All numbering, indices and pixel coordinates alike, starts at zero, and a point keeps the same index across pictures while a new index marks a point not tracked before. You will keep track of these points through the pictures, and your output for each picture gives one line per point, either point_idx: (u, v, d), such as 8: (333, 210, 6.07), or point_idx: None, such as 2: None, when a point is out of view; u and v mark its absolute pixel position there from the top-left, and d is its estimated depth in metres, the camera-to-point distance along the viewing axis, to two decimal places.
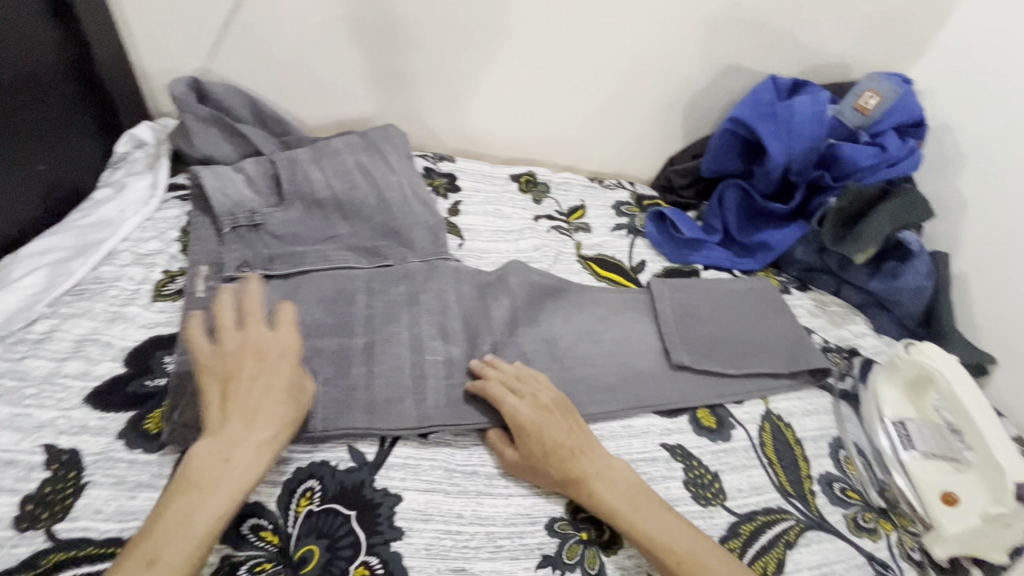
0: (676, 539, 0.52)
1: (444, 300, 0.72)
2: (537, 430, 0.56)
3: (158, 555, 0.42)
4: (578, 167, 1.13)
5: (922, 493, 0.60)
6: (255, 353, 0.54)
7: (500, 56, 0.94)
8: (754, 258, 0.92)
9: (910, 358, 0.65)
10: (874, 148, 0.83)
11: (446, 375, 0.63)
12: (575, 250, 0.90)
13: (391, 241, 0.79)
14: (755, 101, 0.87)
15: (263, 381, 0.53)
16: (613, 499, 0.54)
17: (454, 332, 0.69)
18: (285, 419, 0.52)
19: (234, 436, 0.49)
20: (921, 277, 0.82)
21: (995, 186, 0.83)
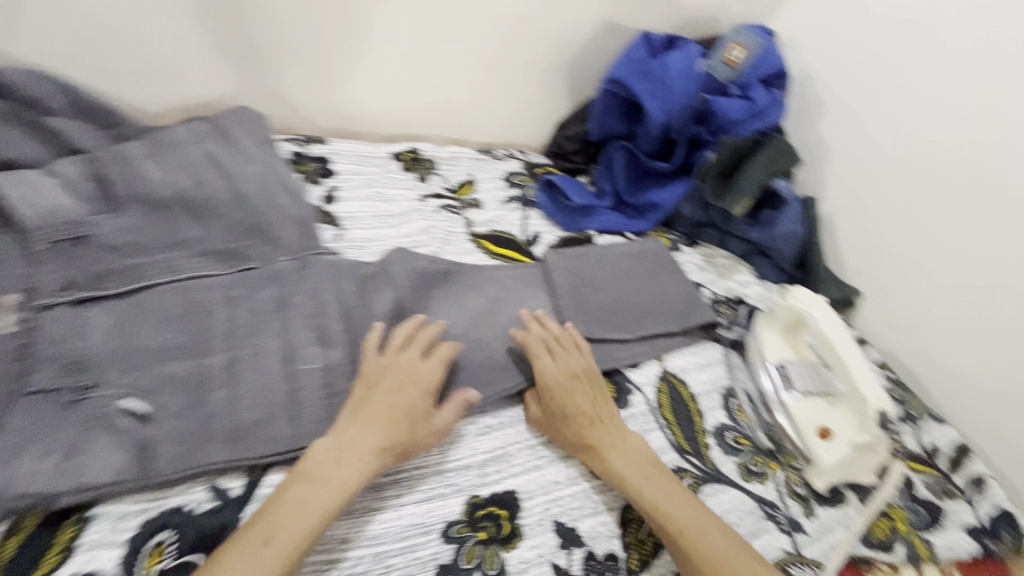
0: (677, 512, 0.53)
1: (320, 301, 0.65)
2: (562, 394, 0.60)
3: (273, 534, 0.46)
4: (466, 139, 1.07)
5: (802, 430, 0.62)
6: (397, 370, 0.57)
7: (361, 21, 0.85)
8: (645, 218, 0.93)
9: (784, 304, 0.69)
10: (743, 101, 0.85)
11: (325, 384, 0.58)
12: (466, 229, 0.85)
13: (255, 241, 0.69)
14: (630, 60, 0.86)
15: (412, 394, 0.56)
16: (625, 467, 0.57)
17: (335, 336, 0.62)
18: (391, 437, 0.53)
19: (352, 437, 0.52)
20: (793, 223, 0.86)
21: (850, 130, 0.88)
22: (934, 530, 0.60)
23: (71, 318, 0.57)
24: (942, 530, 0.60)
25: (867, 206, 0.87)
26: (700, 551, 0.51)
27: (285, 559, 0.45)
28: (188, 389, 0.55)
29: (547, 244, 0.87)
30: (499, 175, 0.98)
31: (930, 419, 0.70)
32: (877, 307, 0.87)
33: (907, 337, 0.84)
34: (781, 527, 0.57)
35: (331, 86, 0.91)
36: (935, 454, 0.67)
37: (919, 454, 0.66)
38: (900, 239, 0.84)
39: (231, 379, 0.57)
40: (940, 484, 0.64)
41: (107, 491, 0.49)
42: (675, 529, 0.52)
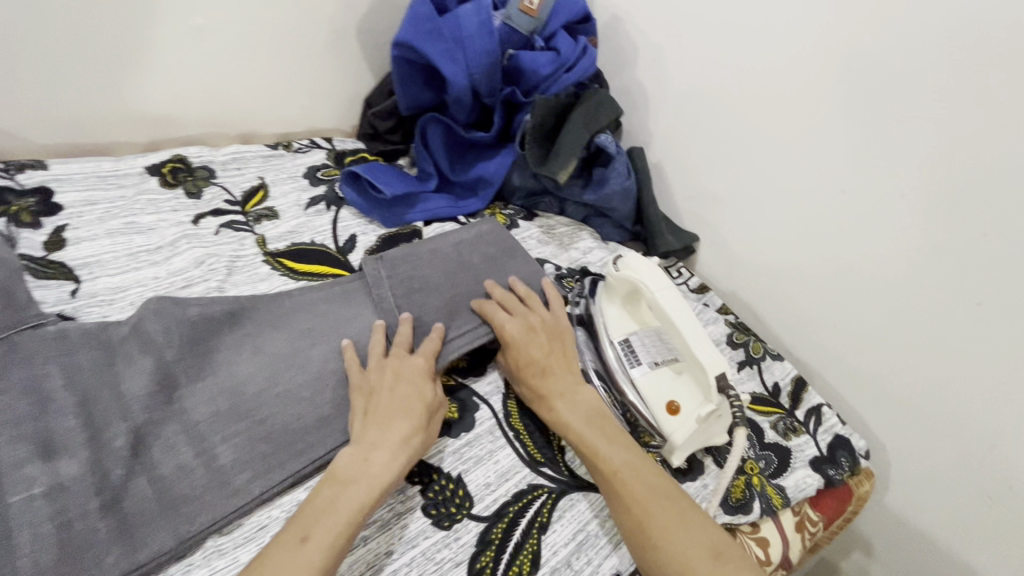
0: (613, 457, 0.51)
1: (40, 395, 0.49)
2: (520, 347, 0.60)
3: (310, 533, 0.44)
4: (257, 134, 0.89)
5: (652, 408, 0.59)
6: (396, 368, 0.55)
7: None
8: (476, 196, 0.84)
9: (618, 275, 0.65)
10: (549, 53, 0.77)
11: (54, 513, 0.44)
12: (258, 248, 0.70)
13: None
14: (414, 18, 0.73)
15: (415, 385, 0.54)
16: (570, 416, 0.55)
17: (68, 440, 0.47)
18: (418, 422, 0.52)
19: (369, 437, 0.51)
20: (623, 178, 0.81)
21: (663, 71, 0.84)
22: (783, 474, 0.61)
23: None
24: (791, 471, 0.61)
25: (688, 147, 0.84)
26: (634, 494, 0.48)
27: (323, 559, 0.42)
28: None
29: (365, 248, 0.74)
30: (298, 172, 0.82)
31: (769, 358, 0.70)
32: (714, 251, 0.86)
33: (741, 278, 0.83)
34: None
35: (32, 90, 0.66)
36: (778, 392, 0.67)
37: (761, 395, 0.67)
38: (721, 178, 0.80)
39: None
40: (786, 424, 0.65)
41: None
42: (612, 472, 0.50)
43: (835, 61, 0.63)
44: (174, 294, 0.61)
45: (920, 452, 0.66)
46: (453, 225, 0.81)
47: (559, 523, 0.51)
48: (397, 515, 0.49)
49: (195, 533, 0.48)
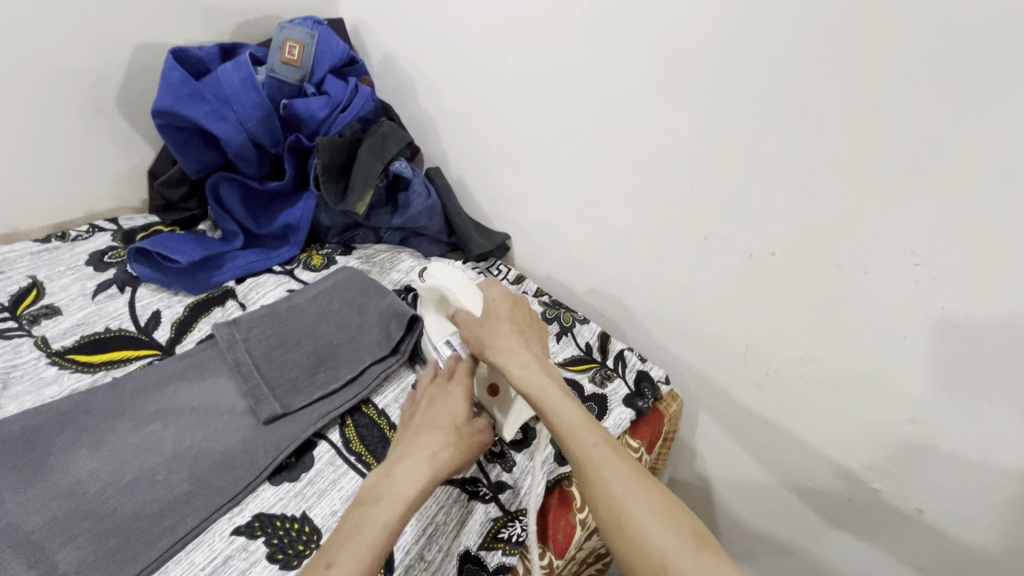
0: (584, 430, 0.50)
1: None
2: (495, 325, 0.59)
3: (334, 557, 0.43)
4: (21, 231, 0.81)
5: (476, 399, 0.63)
6: (432, 395, 0.59)
7: None
8: (289, 243, 0.85)
9: (427, 286, 0.67)
10: (322, 98, 0.81)
11: None
12: (39, 350, 0.64)
13: None
14: (169, 85, 0.73)
15: (447, 408, 0.58)
16: (545, 392, 0.53)
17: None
18: (446, 438, 0.54)
19: (400, 453, 0.53)
20: (425, 198, 0.87)
21: (438, 96, 0.94)
22: (604, 418, 0.70)
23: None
24: (609, 415, 0.70)
25: (477, 158, 0.94)
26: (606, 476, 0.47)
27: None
28: None
29: (171, 321, 0.71)
30: (78, 262, 0.76)
31: (578, 323, 0.81)
32: (524, 244, 0.96)
33: (549, 263, 0.94)
34: (485, 498, 0.59)
35: None
36: (590, 350, 0.79)
37: (578, 356, 0.78)
38: (510, 180, 0.91)
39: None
40: (601, 374, 0.76)
41: None
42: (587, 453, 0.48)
43: (562, 67, 0.76)
44: None
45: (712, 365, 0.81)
46: (267, 276, 0.81)
47: (408, 524, 0.54)
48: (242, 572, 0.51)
49: None
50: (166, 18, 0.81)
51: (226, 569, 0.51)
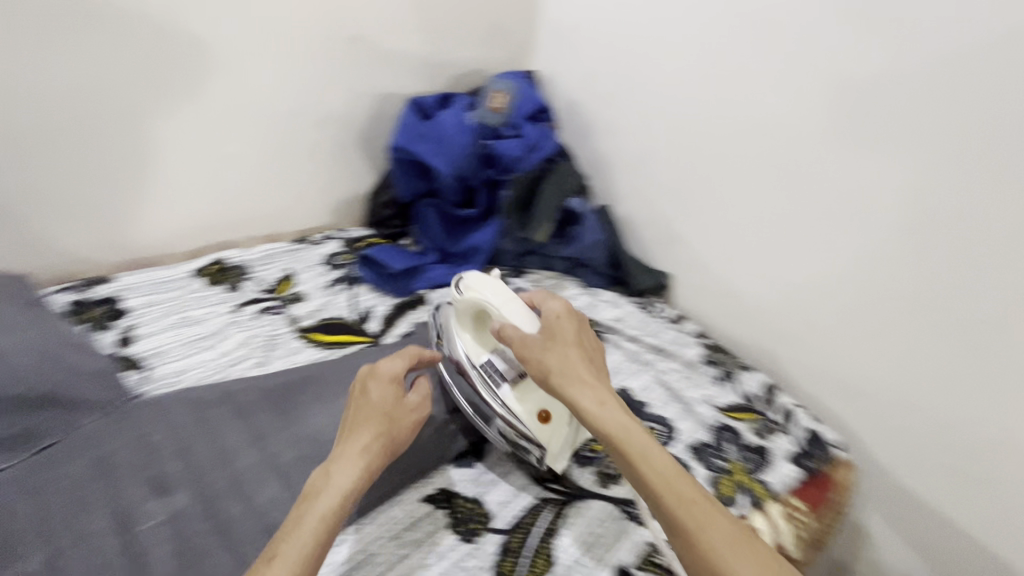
0: (668, 476, 0.49)
1: (148, 447, 0.60)
2: (560, 347, 0.57)
3: (278, 551, 0.43)
4: (280, 234, 1.04)
5: (525, 423, 0.61)
6: (360, 385, 0.54)
7: (130, 152, 0.81)
8: (471, 262, 0.96)
9: (465, 296, 0.64)
10: (517, 138, 0.92)
11: (175, 534, 0.54)
12: (290, 326, 0.82)
13: (51, 411, 0.62)
14: (406, 127, 0.91)
15: (380, 392, 0.53)
16: (620, 430, 0.51)
17: (174, 480, 0.58)
18: (378, 429, 0.51)
19: (333, 448, 0.50)
20: (594, 233, 0.96)
21: (617, 141, 1.02)
22: (766, 471, 0.68)
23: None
24: (773, 468, 0.69)
25: (649, 200, 0.99)
26: (700, 533, 0.46)
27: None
28: None
29: (380, 316, 0.86)
30: (318, 260, 0.95)
31: (741, 370, 0.80)
32: (687, 285, 0.98)
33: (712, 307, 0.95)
34: (639, 521, 0.61)
35: (99, 223, 0.83)
36: (752, 400, 0.77)
37: (739, 404, 0.77)
38: (680, 223, 0.95)
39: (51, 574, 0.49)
40: (762, 425, 0.74)
41: None
42: (676, 505, 0.47)
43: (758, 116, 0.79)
44: (226, 372, 0.72)
45: (888, 437, 0.76)
46: (453, 289, 0.93)
47: (567, 528, 0.59)
48: (427, 536, 0.58)
49: None
50: (405, 72, 1.00)
51: (418, 527, 0.59)
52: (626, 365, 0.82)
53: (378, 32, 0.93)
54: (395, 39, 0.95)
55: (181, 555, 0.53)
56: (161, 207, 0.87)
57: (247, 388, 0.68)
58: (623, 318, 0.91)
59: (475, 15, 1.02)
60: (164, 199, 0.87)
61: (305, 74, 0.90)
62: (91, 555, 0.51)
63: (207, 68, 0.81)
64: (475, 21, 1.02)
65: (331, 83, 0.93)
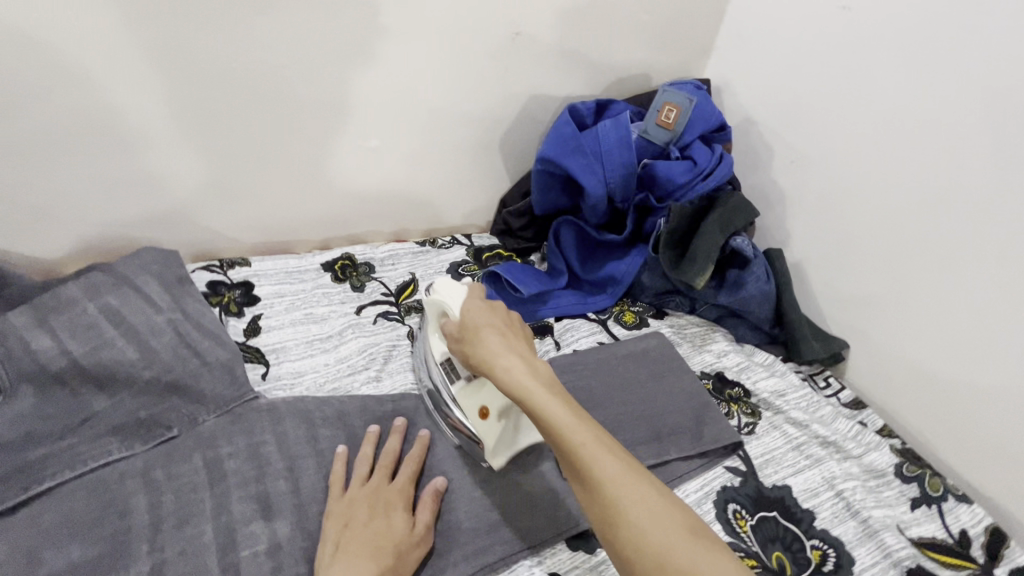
0: (577, 427, 0.44)
1: (259, 459, 0.58)
2: (481, 332, 0.52)
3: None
4: (408, 233, 1.00)
5: (467, 420, 0.60)
6: (372, 500, 0.54)
7: (283, 140, 0.80)
8: (605, 293, 0.86)
9: (432, 298, 0.61)
10: (685, 162, 0.80)
11: (274, 568, 0.51)
12: (409, 338, 0.77)
13: (179, 400, 0.62)
14: (558, 137, 0.80)
15: (387, 522, 0.53)
16: (547, 411, 0.45)
17: (279, 504, 0.55)
18: (383, 564, 0.50)
19: (332, 574, 0.48)
20: (762, 282, 0.79)
21: (804, 174, 0.85)
22: None
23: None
24: None
25: (836, 251, 0.82)
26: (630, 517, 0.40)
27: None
28: None
29: None
30: (442, 268, 0.90)
31: (952, 499, 0.62)
32: (870, 361, 0.80)
33: (904, 395, 0.77)
34: None
35: (244, 204, 0.83)
36: (967, 542, 0.59)
37: (942, 542, 0.59)
38: (878, 285, 0.78)
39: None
40: None
41: None
42: (605, 487, 0.42)
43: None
44: (341, 384, 0.69)
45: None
46: (582, 321, 0.83)
47: None
48: None
49: None
50: (564, 73, 0.90)
51: None
52: (786, 454, 0.67)
53: (543, 28, 0.84)
54: (560, 36, 0.86)
55: None
56: (301, 194, 0.86)
57: (360, 408, 0.64)
58: (784, 391, 0.75)
59: (653, 12, 0.89)
60: (304, 187, 0.86)
61: (460, 72, 0.84)
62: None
63: (366, 59, 0.77)
64: (651, 19, 0.90)
65: (485, 81, 0.86)
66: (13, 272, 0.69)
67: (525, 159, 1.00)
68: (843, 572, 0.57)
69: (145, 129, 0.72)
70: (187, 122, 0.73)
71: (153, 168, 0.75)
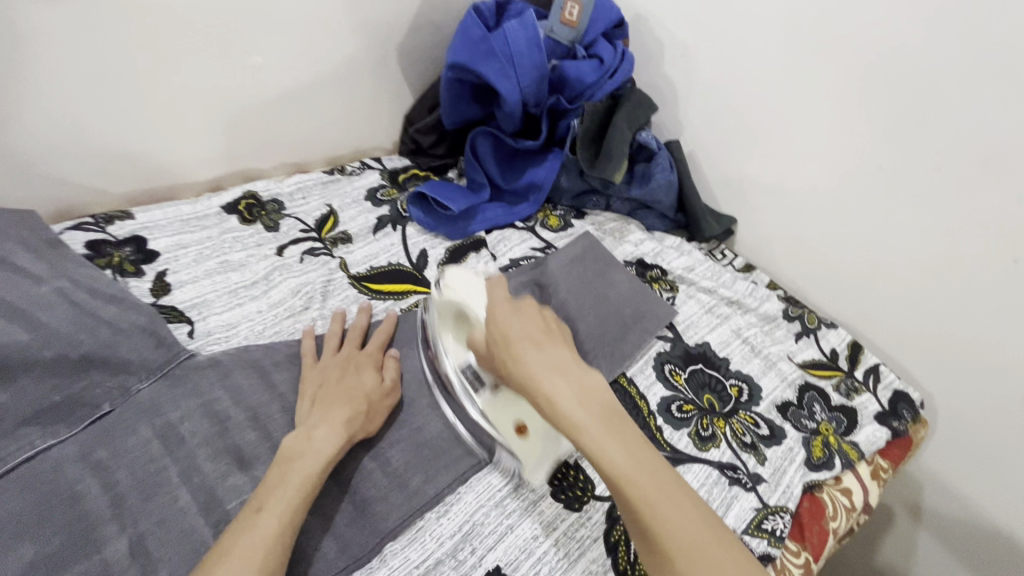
0: (643, 479, 0.41)
1: (217, 415, 0.55)
2: (509, 332, 0.50)
3: (264, 504, 0.45)
4: (309, 164, 0.92)
5: (501, 435, 0.57)
6: (343, 364, 0.59)
7: (138, 66, 0.67)
8: (528, 201, 0.88)
9: (447, 298, 0.59)
10: (592, 61, 0.81)
11: None
12: (343, 271, 0.74)
13: (97, 376, 0.55)
14: (466, 40, 0.77)
15: (360, 379, 0.58)
16: (578, 413, 0.44)
17: (252, 453, 0.53)
18: (357, 407, 0.55)
19: (312, 417, 0.53)
20: (667, 172, 0.87)
21: (690, 67, 0.92)
22: (854, 430, 0.68)
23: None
24: (860, 428, 0.68)
25: (722, 137, 0.92)
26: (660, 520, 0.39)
27: (281, 518, 0.44)
28: None
29: (437, 261, 0.79)
30: (359, 195, 0.85)
31: (824, 327, 0.78)
32: (756, 231, 0.93)
33: (781, 254, 0.91)
34: (746, 486, 0.60)
35: (106, 147, 0.70)
36: (836, 357, 0.75)
37: (819, 360, 0.75)
38: (756, 163, 0.89)
39: (143, 564, 0.45)
40: (847, 384, 0.72)
41: None
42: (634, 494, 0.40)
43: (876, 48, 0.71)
44: (284, 329, 0.65)
45: (963, 388, 0.75)
46: (511, 230, 0.85)
47: None
48: (533, 503, 0.55)
49: (391, 528, 0.51)
50: None
51: (518, 496, 0.56)
52: (702, 317, 0.79)
53: None
54: None
55: None
56: (174, 130, 0.74)
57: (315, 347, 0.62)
58: (693, 267, 0.86)
59: None
60: (177, 120, 0.74)
61: None
62: (180, 540, 0.47)
63: None
64: None
65: None
66: None
67: (424, 71, 0.94)
68: (755, 398, 0.70)
69: None
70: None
71: None
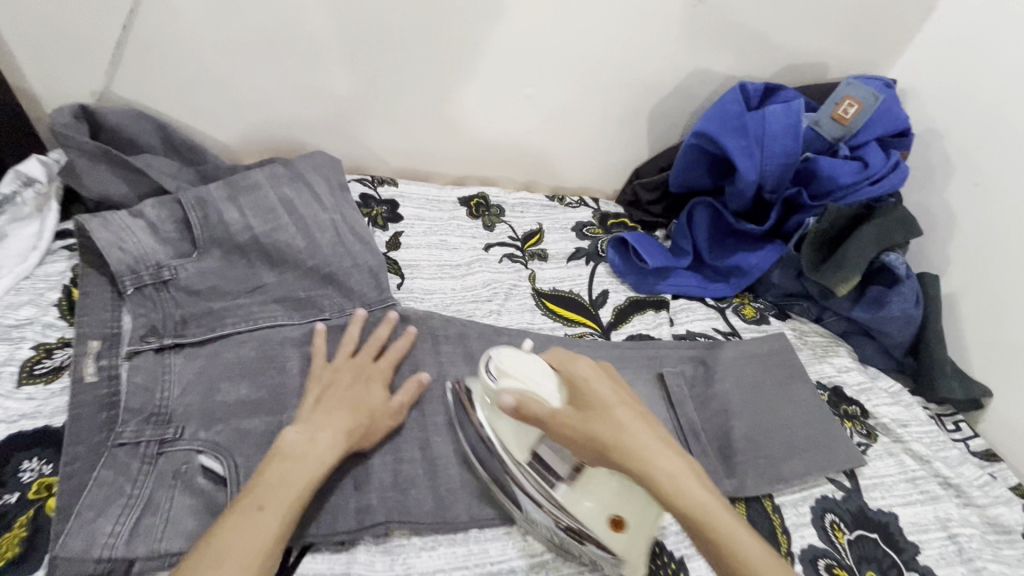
0: (748, 546, 0.41)
1: None
2: (592, 394, 0.49)
3: (265, 502, 0.45)
4: (537, 185, 1.03)
5: (593, 528, 0.52)
6: (355, 370, 0.59)
7: (451, 79, 0.85)
8: (728, 282, 0.84)
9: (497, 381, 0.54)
10: (854, 163, 0.75)
11: (394, 447, 0.58)
12: (530, 282, 0.81)
13: (329, 290, 0.69)
14: (721, 114, 0.78)
15: (370, 392, 0.57)
16: (688, 491, 0.44)
17: None
18: (362, 420, 0.55)
19: (313, 419, 0.53)
20: (909, 305, 0.74)
21: (983, 200, 0.77)
22: None
23: (153, 366, 0.57)
24: None
25: (1000, 290, 0.75)
26: None
27: (278, 524, 0.45)
28: (263, 447, 0.54)
29: (614, 305, 0.80)
30: (568, 225, 0.92)
31: None
32: (1014, 417, 0.73)
33: None
34: None
35: (403, 128, 0.89)
36: None
37: None
38: None
39: None
40: None
41: (146, 565, 0.47)
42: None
43: None
44: (466, 309, 0.74)
45: None
46: (699, 304, 0.82)
47: None
48: None
49: (488, 518, 0.56)
50: (733, 49, 0.87)
51: None
52: (898, 483, 0.64)
53: None
54: (744, 11, 0.83)
55: (398, 476, 0.56)
56: (452, 129, 0.91)
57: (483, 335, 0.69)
58: (907, 422, 0.70)
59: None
60: (457, 123, 0.90)
61: (629, 32, 0.84)
62: None
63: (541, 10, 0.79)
64: (843, 6, 0.85)
65: (650, 50, 0.86)
66: (208, 151, 0.80)
67: (669, 132, 0.98)
68: None
69: (342, 44, 0.78)
70: (376, 43, 0.79)
71: (341, 79, 0.82)
